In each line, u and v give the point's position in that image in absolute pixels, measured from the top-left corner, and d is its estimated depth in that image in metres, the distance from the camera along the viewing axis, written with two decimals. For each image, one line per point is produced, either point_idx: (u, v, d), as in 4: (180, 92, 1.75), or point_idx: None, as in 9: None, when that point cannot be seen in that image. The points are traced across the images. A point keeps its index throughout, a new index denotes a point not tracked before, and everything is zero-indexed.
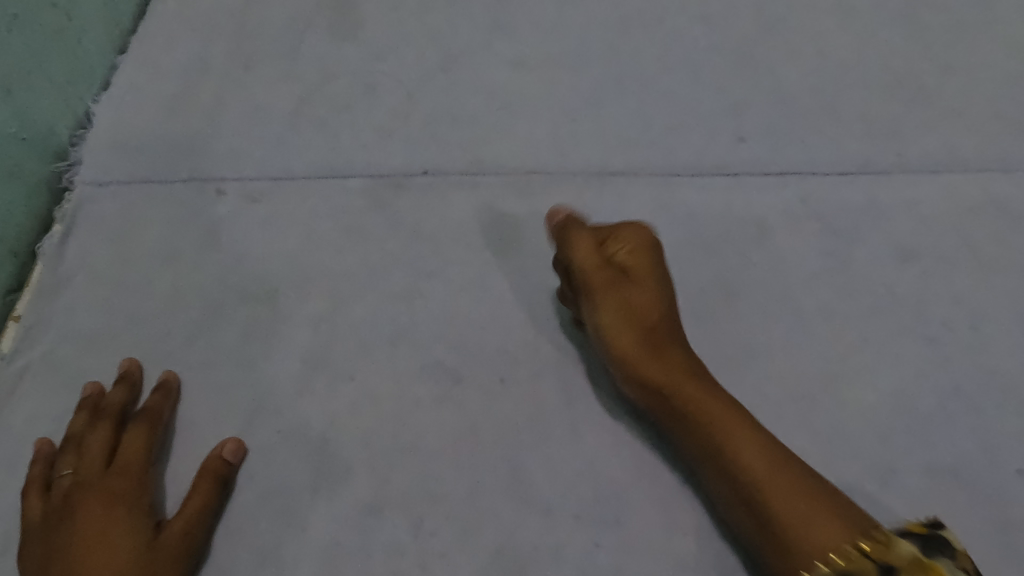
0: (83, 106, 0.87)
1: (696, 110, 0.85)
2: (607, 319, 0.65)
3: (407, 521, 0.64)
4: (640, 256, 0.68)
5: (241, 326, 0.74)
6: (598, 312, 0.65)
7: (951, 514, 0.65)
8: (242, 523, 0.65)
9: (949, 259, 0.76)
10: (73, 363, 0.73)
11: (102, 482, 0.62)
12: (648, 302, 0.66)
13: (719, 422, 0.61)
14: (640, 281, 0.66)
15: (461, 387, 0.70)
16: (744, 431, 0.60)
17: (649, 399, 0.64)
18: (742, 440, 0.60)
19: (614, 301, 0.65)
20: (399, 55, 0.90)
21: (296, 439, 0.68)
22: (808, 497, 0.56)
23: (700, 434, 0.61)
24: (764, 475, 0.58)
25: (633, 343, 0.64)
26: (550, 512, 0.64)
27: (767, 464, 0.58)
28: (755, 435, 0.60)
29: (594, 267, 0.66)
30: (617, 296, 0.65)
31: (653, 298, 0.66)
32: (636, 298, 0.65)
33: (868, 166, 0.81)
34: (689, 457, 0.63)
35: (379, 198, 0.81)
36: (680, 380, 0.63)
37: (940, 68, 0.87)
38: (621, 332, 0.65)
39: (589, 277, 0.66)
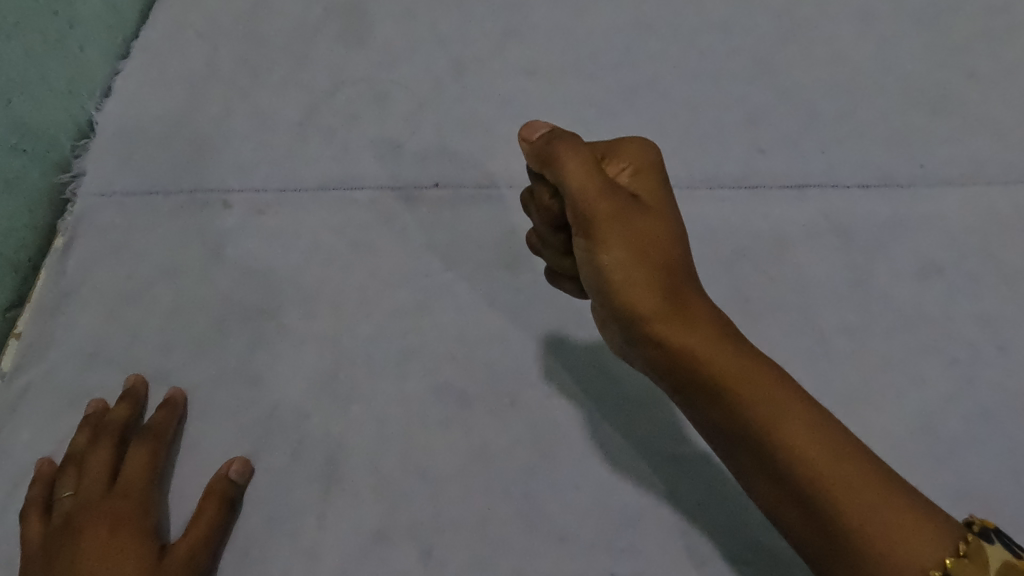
0: (84, 115, 0.86)
1: (713, 120, 0.83)
2: (616, 259, 0.53)
3: (417, 549, 0.63)
4: (646, 178, 0.57)
5: (247, 343, 0.73)
6: (604, 250, 0.53)
7: None
8: (249, 547, 0.63)
9: (975, 275, 0.74)
10: (75, 381, 0.72)
11: (105, 504, 0.61)
12: (662, 237, 0.54)
13: (748, 379, 0.51)
14: (651, 210, 0.55)
15: (473, 409, 0.68)
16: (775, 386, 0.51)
17: (660, 352, 0.53)
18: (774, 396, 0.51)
19: (624, 235, 0.53)
20: (408, 62, 0.88)
21: (303, 461, 0.67)
22: (855, 464, 0.48)
23: (729, 397, 0.51)
24: (803, 443, 0.49)
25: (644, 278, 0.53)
26: (564, 540, 0.62)
27: (807, 427, 0.49)
28: (786, 391, 0.51)
29: (599, 193, 0.53)
30: (626, 230, 0.53)
31: (666, 230, 0.55)
32: (648, 230, 0.54)
33: (891, 178, 0.79)
34: (713, 417, 0.53)
35: (389, 211, 0.79)
36: (700, 330, 0.53)
37: (963, 77, 0.84)
38: (632, 273, 0.53)
39: (592, 208, 0.53)
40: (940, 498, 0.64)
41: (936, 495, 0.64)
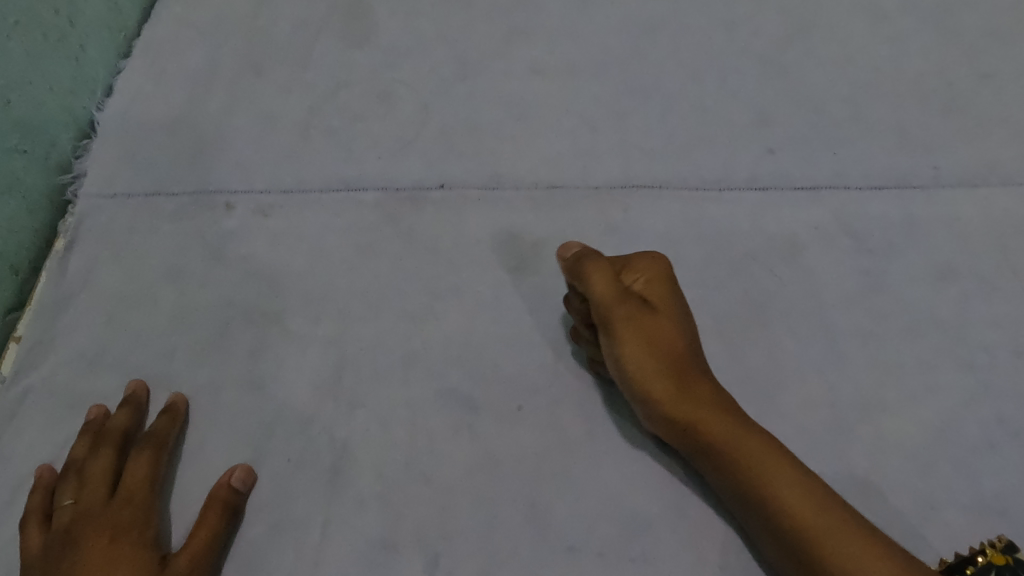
0: (85, 114, 0.85)
1: (723, 120, 0.82)
2: (633, 354, 0.61)
3: (422, 558, 0.62)
4: (658, 286, 0.64)
5: (250, 347, 0.71)
6: (620, 347, 0.61)
7: None
8: (251, 556, 0.62)
9: (990, 279, 0.72)
10: (75, 385, 0.71)
11: (105, 514, 0.59)
12: (671, 334, 0.62)
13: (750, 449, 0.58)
14: (662, 312, 0.63)
15: (479, 415, 0.67)
16: (784, 474, 0.56)
17: (672, 431, 0.61)
18: (780, 478, 0.56)
19: (638, 334, 0.61)
20: (412, 62, 0.87)
21: (307, 467, 0.65)
22: (871, 553, 0.52)
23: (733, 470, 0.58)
24: (814, 525, 0.53)
25: (654, 367, 0.61)
26: (572, 549, 0.61)
27: (811, 501, 0.55)
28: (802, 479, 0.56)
29: (616, 298, 0.62)
30: (640, 330, 0.61)
31: (675, 329, 0.62)
32: (659, 329, 0.62)
33: (904, 179, 0.78)
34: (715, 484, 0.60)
35: (394, 212, 0.78)
36: (709, 413, 0.60)
37: (976, 77, 0.83)
38: (647, 367, 0.60)
39: (610, 312, 0.61)
40: (957, 507, 0.63)
41: (953, 504, 0.63)
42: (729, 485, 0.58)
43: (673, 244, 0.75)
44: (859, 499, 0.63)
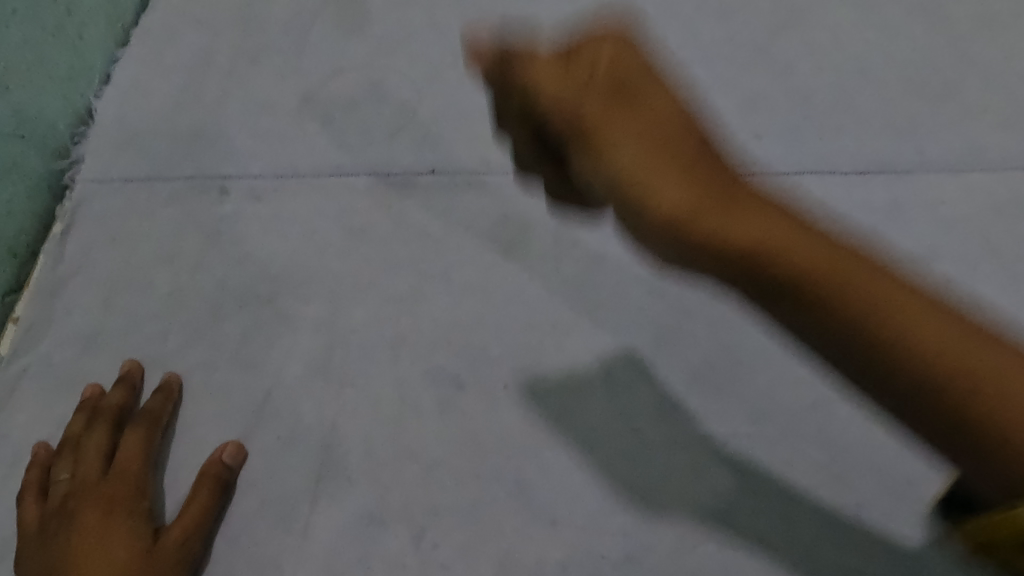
0: (83, 102, 0.87)
1: (711, 106, 0.83)
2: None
3: (409, 532, 0.63)
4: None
5: (243, 328, 0.73)
6: (602, 157, 0.52)
7: None
8: (242, 529, 0.64)
9: (970, 262, 0.73)
10: (73, 364, 0.72)
11: (100, 488, 0.61)
12: (658, 111, 0.53)
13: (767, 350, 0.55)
14: (642, 87, 0.54)
15: (466, 394, 0.68)
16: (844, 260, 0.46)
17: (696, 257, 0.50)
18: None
19: (627, 130, 0.52)
20: (406, 50, 0.88)
21: (297, 445, 0.67)
22: (959, 329, 0.44)
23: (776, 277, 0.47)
24: (880, 298, 0.45)
25: (642, 143, 0.52)
26: (556, 524, 0.63)
27: (883, 282, 0.45)
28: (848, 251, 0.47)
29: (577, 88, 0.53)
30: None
31: (661, 105, 0.53)
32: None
33: (888, 164, 0.79)
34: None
35: (386, 197, 0.79)
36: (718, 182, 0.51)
37: (963, 64, 0.83)
38: (645, 165, 0.50)
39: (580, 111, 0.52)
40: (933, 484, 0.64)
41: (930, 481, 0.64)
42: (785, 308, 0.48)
43: None
44: (838, 476, 0.64)
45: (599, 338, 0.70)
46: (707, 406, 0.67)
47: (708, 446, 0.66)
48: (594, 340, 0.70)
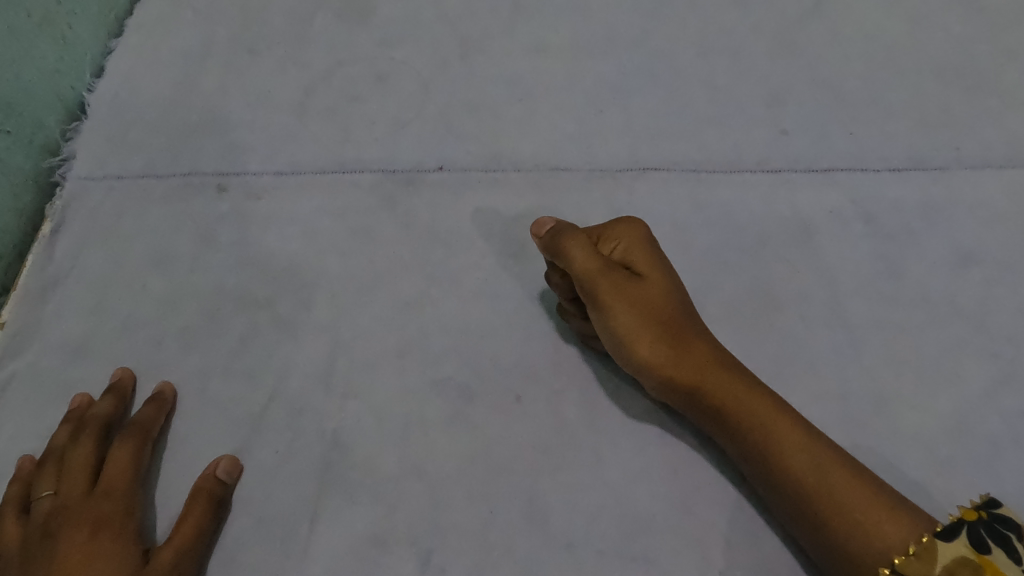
0: (74, 96, 0.82)
1: (734, 100, 0.78)
2: (626, 323, 0.59)
3: (415, 554, 0.59)
4: (640, 247, 0.63)
5: (240, 335, 0.69)
6: (610, 317, 0.60)
7: None
8: (238, 550, 0.60)
9: (1013, 263, 0.68)
10: (60, 373, 0.69)
11: (84, 507, 0.57)
12: (660, 297, 0.61)
13: (772, 427, 0.56)
14: (648, 275, 0.62)
15: (475, 405, 0.64)
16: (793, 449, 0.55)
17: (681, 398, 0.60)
18: (790, 447, 0.55)
19: (628, 303, 0.59)
20: (412, 42, 0.84)
21: (296, 459, 0.63)
22: (843, 481, 0.53)
23: (730, 420, 0.58)
24: (812, 482, 0.53)
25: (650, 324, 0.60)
26: (572, 547, 0.59)
27: (813, 464, 0.54)
28: (802, 437, 0.55)
29: (598, 271, 0.60)
30: (627, 298, 0.60)
31: (663, 287, 0.62)
32: (646, 295, 0.60)
33: (923, 161, 0.74)
34: (735, 461, 0.59)
35: (390, 196, 0.75)
36: (696, 347, 0.60)
37: (999, 54, 0.79)
38: (641, 334, 0.60)
39: (594, 285, 0.59)
40: None
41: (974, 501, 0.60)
42: (731, 440, 0.58)
43: (680, 228, 0.72)
44: None
45: None
46: None
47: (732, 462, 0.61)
48: None
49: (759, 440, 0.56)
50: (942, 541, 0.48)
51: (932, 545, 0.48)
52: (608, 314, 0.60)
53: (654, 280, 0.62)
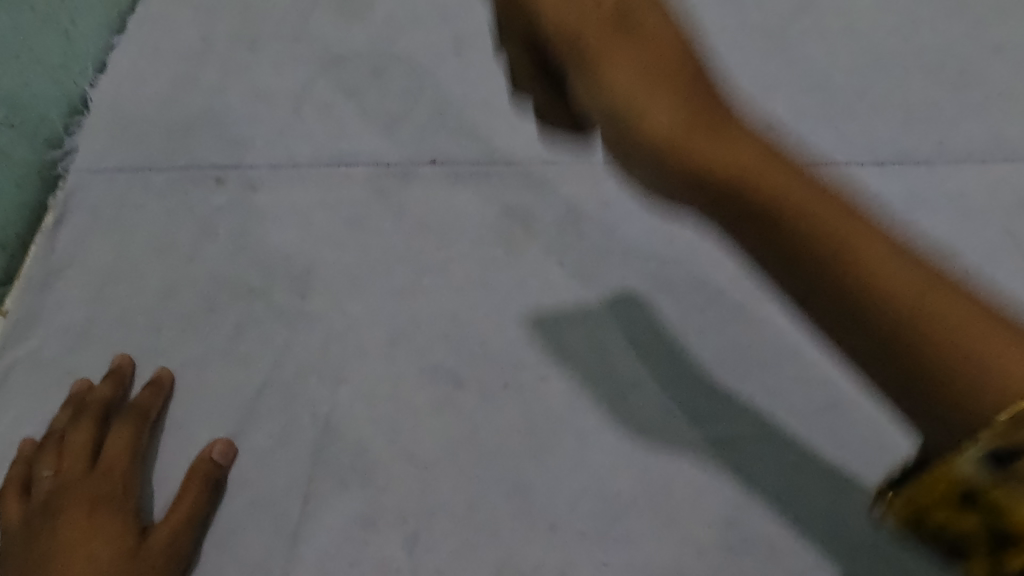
0: (77, 91, 0.85)
1: (722, 95, 0.80)
2: (625, 72, 0.43)
3: (403, 535, 0.61)
4: None
5: (236, 323, 0.71)
6: (602, 73, 0.44)
7: None
8: (232, 529, 0.62)
9: (994, 255, 0.70)
10: (62, 360, 0.71)
11: (83, 485, 0.59)
12: (670, 32, 0.45)
13: (825, 209, 0.40)
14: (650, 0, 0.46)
15: (463, 391, 0.66)
16: (862, 235, 0.39)
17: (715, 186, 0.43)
18: (829, 210, 0.40)
19: (624, 50, 0.44)
20: (407, 38, 0.86)
21: (290, 443, 0.65)
22: (950, 306, 0.37)
23: (767, 208, 0.41)
24: (896, 292, 0.37)
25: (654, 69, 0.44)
26: (555, 528, 0.61)
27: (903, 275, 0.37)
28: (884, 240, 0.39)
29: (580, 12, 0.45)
30: (624, 42, 0.44)
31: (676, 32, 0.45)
32: (651, 35, 0.44)
33: (907, 154, 0.75)
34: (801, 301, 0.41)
35: (384, 188, 0.77)
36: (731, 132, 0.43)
37: (986, 50, 0.80)
38: (647, 96, 0.43)
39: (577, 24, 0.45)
40: None
41: None
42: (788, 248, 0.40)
43: (667, 219, 0.73)
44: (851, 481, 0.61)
45: (602, 335, 0.68)
46: (713, 406, 0.65)
47: (712, 447, 0.63)
48: (596, 337, 0.68)
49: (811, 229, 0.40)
50: None
51: None
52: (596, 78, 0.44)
53: (656, 24, 0.45)
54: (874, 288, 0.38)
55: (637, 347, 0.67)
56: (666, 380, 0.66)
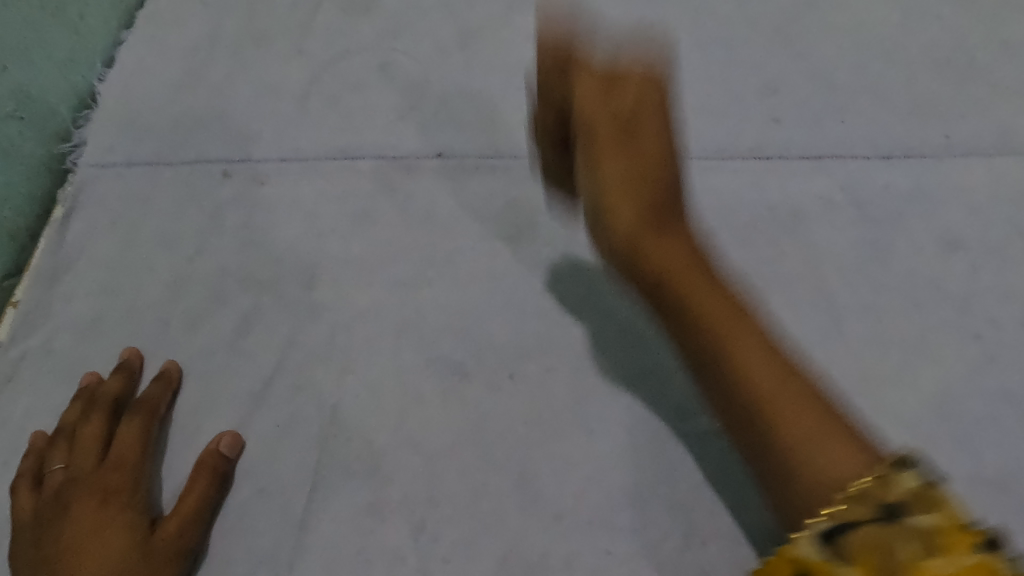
0: (86, 85, 0.85)
1: (728, 90, 0.80)
2: (612, 183, 0.67)
3: (409, 524, 0.61)
4: (651, 135, 0.67)
5: (244, 315, 0.71)
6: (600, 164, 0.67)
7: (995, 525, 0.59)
8: (239, 518, 0.63)
9: (999, 248, 0.70)
10: (71, 351, 0.71)
11: (94, 479, 0.60)
12: (656, 186, 0.66)
13: (733, 336, 0.60)
14: (649, 147, 0.67)
15: (468, 382, 0.66)
16: (745, 336, 0.60)
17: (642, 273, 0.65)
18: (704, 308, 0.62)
19: (624, 173, 0.66)
20: (413, 34, 0.86)
21: (295, 433, 0.65)
22: (796, 403, 0.56)
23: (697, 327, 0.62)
24: (760, 390, 0.57)
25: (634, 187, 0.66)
26: (560, 518, 0.61)
27: (766, 379, 0.58)
28: (754, 339, 0.60)
29: (603, 117, 0.67)
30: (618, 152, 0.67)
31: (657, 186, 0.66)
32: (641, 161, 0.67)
33: (913, 148, 0.75)
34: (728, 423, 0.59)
35: (390, 181, 0.77)
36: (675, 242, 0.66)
37: (992, 45, 0.80)
38: (623, 206, 0.66)
39: (593, 129, 0.67)
40: (958, 480, 0.61)
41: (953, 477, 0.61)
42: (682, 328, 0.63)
43: None
44: None
45: (607, 328, 0.68)
46: None
47: (716, 438, 0.63)
48: (601, 330, 0.68)
49: (725, 349, 0.60)
50: (906, 473, 0.47)
51: (894, 478, 0.47)
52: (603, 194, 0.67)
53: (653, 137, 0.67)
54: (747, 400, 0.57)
55: (642, 339, 0.68)
56: (671, 373, 0.66)
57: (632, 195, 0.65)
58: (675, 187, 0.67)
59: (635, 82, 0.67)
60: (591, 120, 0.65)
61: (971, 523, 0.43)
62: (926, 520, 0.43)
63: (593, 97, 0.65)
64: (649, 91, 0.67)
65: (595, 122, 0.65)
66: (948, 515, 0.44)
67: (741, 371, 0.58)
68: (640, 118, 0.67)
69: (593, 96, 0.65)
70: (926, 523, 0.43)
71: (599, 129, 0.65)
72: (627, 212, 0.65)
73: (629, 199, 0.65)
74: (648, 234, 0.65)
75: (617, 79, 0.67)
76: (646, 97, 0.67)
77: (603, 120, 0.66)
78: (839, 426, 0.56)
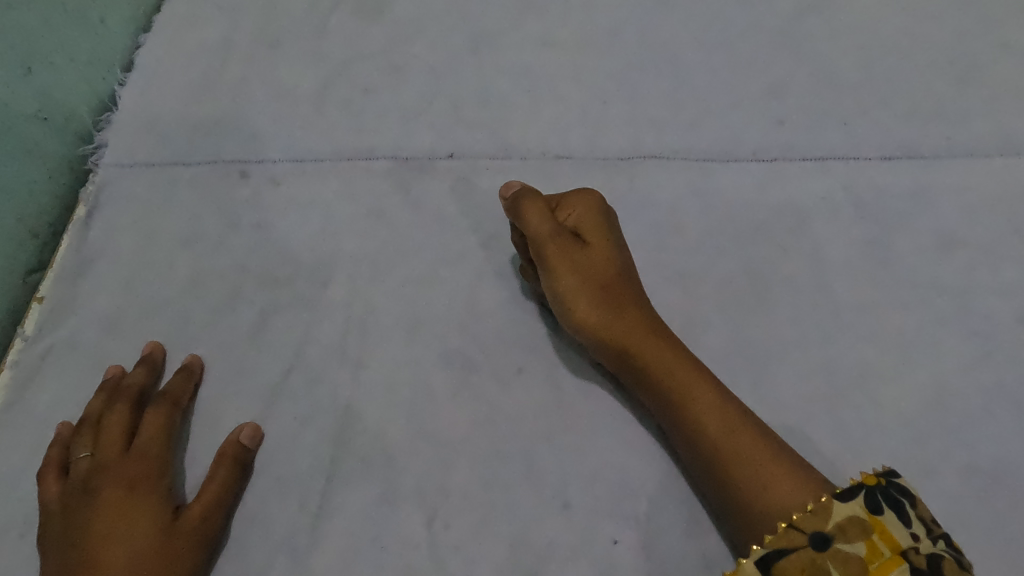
0: (108, 88, 0.87)
1: (733, 92, 0.82)
2: (569, 286, 0.64)
3: (422, 513, 0.64)
4: (594, 217, 0.67)
5: (262, 311, 0.74)
6: (554, 280, 0.64)
7: (987, 514, 0.62)
8: (259, 506, 0.65)
9: (997, 246, 0.72)
10: (95, 347, 0.74)
11: (120, 467, 0.62)
12: (603, 264, 0.65)
13: (691, 396, 0.60)
14: (594, 244, 0.66)
15: (479, 376, 0.68)
16: (703, 394, 0.60)
17: (602, 352, 0.64)
18: (665, 368, 0.62)
19: (571, 267, 0.64)
20: (425, 36, 0.88)
21: (312, 425, 0.68)
22: (764, 453, 0.56)
23: (655, 385, 0.62)
24: (718, 439, 0.57)
25: (577, 270, 0.64)
26: (568, 507, 0.63)
27: (725, 427, 0.58)
28: (709, 391, 0.60)
29: (549, 235, 0.64)
30: (571, 263, 0.64)
31: (606, 255, 0.65)
32: (589, 262, 0.65)
33: (914, 149, 0.77)
34: (701, 477, 0.59)
35: (403, 181, 0.79)
36: (631, 318, 0.64)
37: (994, 48, 0.81)
38: (579, 296, 0.64)
39: (543, 247, 0.64)
40: (953, 471, 0.63)
41: (949, 468, 0.63)
42: (645, 390, 0.63)
43: (677, 212, 0.75)
44: (853, 465, 0.64)
45: None
46: None
47: None
48: None
49: (686, 411, 0.60)
50: (839, 501, 0.50)
51: (830, 505, 0.50)
52: (551, 274, 0.64)
53: (599, 250, 0.65)
54: (712, 461, 0.57)
55: None
56: None
57: (572, 246, 0.64)
58: (634, 288, 0.66)
59: (578, 203, 0.67)
60: (538, 236, 0.64)
61: (898, 548, 0.48)
62: (854, 549, 0.48)
63: (538, 212, 0.65)
64: (597, 217, 0.67)
65: (543, 243, 0.64)
66: (876, 544, 0.48)
67: (689, 412, 0.59)
68: (583, 232, 0.66)
69: (538, 207, 0.65)
70: (854, 551, 0.48)
71: (546, 243, 0.64)
72: (568, 262, 0.64)
73: (569, 252, 0.64)
74: (592, 281, 0.64)
75: (560, 206, 0.68)
76: (590, 219, 0.67)
77: (550, 240, 0.64)
78: (786, 462, 0.55)
